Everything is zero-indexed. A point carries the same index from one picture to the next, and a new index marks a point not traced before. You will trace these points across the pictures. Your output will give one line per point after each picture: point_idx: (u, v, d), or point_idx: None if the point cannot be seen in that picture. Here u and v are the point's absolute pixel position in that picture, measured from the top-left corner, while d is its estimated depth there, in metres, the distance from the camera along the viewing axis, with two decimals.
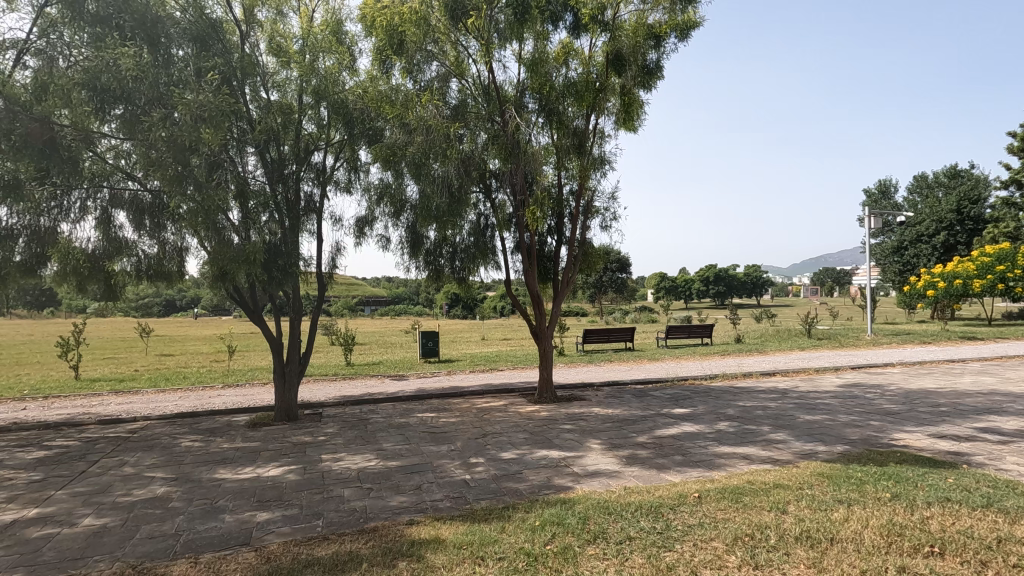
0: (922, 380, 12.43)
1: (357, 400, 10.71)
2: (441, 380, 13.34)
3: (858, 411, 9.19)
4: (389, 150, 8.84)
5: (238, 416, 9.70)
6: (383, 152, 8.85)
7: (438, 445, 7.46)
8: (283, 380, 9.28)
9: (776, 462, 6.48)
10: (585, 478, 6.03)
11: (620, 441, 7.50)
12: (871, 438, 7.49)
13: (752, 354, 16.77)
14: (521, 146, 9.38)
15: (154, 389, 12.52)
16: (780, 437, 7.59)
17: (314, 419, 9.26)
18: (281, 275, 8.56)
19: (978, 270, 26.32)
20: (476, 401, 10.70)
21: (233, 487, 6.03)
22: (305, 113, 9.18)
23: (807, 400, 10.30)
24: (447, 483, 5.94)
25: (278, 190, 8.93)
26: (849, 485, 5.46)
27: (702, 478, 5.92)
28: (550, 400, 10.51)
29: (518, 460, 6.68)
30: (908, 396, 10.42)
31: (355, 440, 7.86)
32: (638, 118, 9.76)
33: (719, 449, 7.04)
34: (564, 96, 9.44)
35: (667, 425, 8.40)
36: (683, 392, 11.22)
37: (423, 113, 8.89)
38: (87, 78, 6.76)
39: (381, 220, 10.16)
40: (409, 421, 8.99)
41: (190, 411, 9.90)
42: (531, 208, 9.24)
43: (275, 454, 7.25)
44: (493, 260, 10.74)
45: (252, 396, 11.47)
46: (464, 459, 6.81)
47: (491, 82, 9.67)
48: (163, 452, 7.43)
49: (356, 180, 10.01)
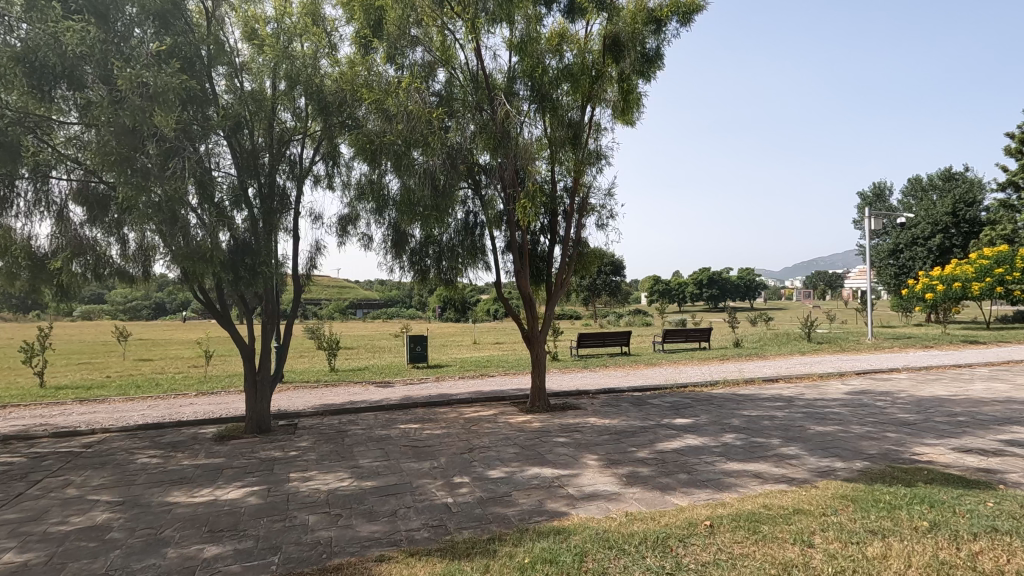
0: (933, 387, 11.84)
1: (337, 409, 10.02)
2: (428, 387, 12.66)
3: (872, 422, 8.60)
4: (367, 138, 8.17)
5: (207, 428, 8.99)
6: (360, 141, 8.19)
7: (420, 461, 6.80)
8: (254, 390, 8.55)
9: (791, 482, 5.86)
10: (582, 502, 5.38)
11: (620, 457, 6.86)
12: (892, 452, 6.89)
13: (752, 359, 16.22)
14: (512, 137, 8.76)
15: (122, 398, 11.77)
16: (792, 452, 6.97)
17: (288, 431, 8.57)
18: (251, 275, 7.94)
19: (977, 273, 25.87)
20: (464, 411, 10.04)
21: (184, 514, 5.34)
22: (278, 102, 8.41)
23: (816, 409, 9.71)
24: (426, 509, 5.28)
25: (249, 183, 8.26)
26: (879, 512, 4.84)
27: (712, 501, 5.29)
28: (544, 409, 9.88)
29: (507, 480, 6.03)
30: (921, 405, 9.84)
31: (329, 456, 7.17)
32: (637, 109, 9.21)
33: (728, 466, 6.42)
34: (558, 82, 8.88)
35: (668, 438, 7.77)
36: (684, 400, 10.61)
37: (406, 100, 8.24)
38: (22, 55, 6.11)
39: (364, 217, 9.53)
40: (391, 433, 8.31)
41: (155, 422, 9.18)
42: (522, 203, 8.60)
43: (238, 473, 6.56)
44: (483, 261, 10.14)
45: (226, 405, 10.78)
46: (447, 478, 6.15)
47: (480, 70, 9.05)
48: (114, 471, 6.70)
49: (336, 174, 9.40)
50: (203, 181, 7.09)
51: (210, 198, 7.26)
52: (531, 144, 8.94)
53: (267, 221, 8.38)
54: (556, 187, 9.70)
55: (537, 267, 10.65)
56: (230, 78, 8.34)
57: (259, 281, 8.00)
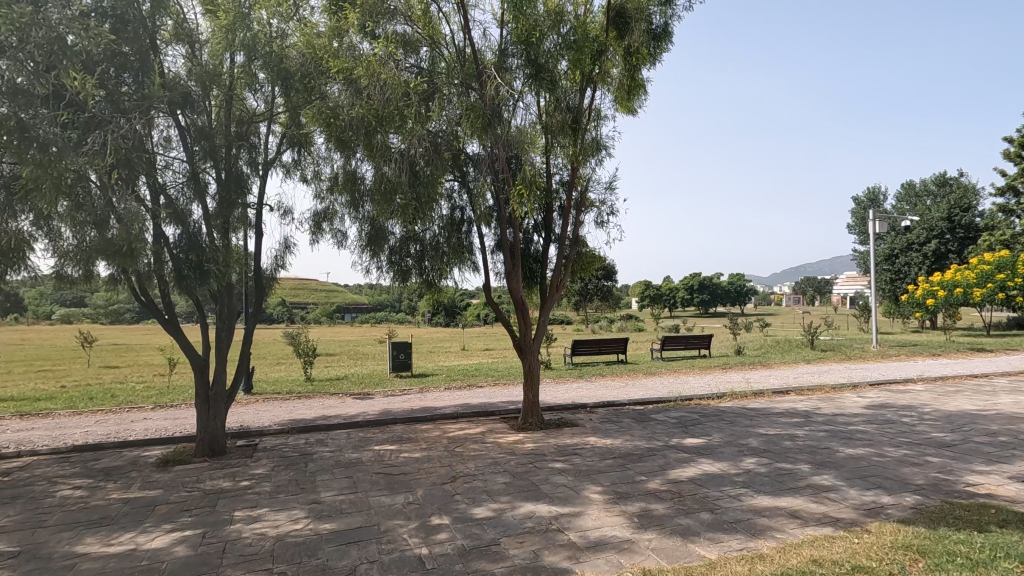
0: (957, 400, 10.97)
1: (305, 427, 8.93)
2: (411, 399, 11.58)
3: (906, 443, 7.66)
4: (329, 113, 7.07)
5: (153, 450, 7.88)
6: (322, 115, 7.07)
7: (392, 495, 5.73)
8: (205, 407, 7.45)
9: (838, 524, 4.87)
10: (588, 554, 4.34)
11: (628, 489, 5.85)
12: (943, 483, 5.93)
13: (756, 368, 15.32)
14: (503, 119, 7.74)
15: (68, 412, 10.57)
16: (828, 482, 5.99)
17: (244, 454, 7.46)
18: (197, 271, 6.93)
19: (977, 278, 25.18)
20: (448, 428, 8.99)
21: (88, 572, 4.24)
22: (240, 81, 7.40)
23: (838, 426, 8.75)
24: (393, 564, 4.22)
25: (201, 169, 7.24)
26: (961, 571, 3.86)
27: (747, 554, 4.29)
28: (537, 426, 8.85)
29: (495, 522, 4.99)
30: (952, 422, 8.92)
31: (286, 487, 6.07)
32: (640, 93, 8.38)
33: (757, 502, 5.42)
34: (555, 58, 7.85)
35: (681, 463, 6.76)
36: (692, 416, 9.61)
37: (380, 70, 7.19)
38: None
39: (340, 212, 8.50)
40: (362, 457, 7.22)
41: (94, 443, 8.04)
42: (516, 192, 7.59)
43: (173, 511, 5.45)
44: (470, 260, 9.18)
45: (182, 422, 9.63)
46: (422, 520, 5.09)
47: (467, 45, 8.05)
48: (23, 508, 5.58)
49: (306, 164, 8.37)
50: (130, 160, 5.90)
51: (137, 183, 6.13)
52: (524, 131, 7.94)
53: (224, 213, 7.32)
54: (552, 179, 8.75)
55: (530, 267, 9.65)
56: (187, 54, 7.34)
57: (207, 281, 6.94)
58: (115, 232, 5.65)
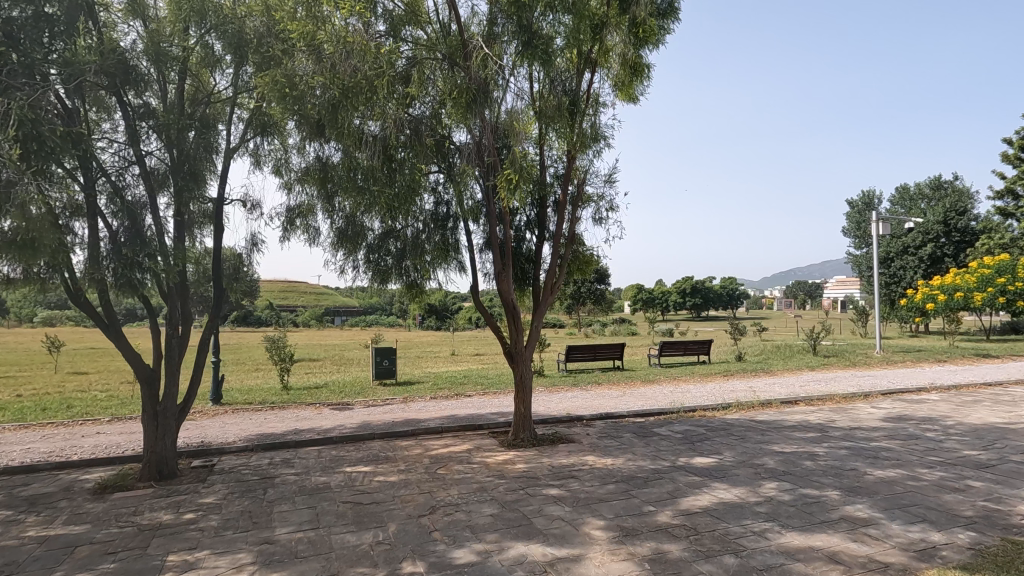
0: (980, 412, 10.21)
1: (270, 444, 8.02)
2: (393, 411, 10.71)
3: (939, 463, 6.89)
4: (286, 82, 6.19)
5: (95, 473, 6.95)
6: (278, 86, 6.19)
7: (359, 533, 4.88)
8: (153, 425, 6.54)
9: (887, 572, 4.07)
10: None
11: (635, 523, 5.03)
12: (995, 515, 5.15)
13: (760, 376, 14.54)
14: (490, 100, 6.90)
15: (15, 426, 9.62)
16: (865, 514, 5.20)
17: (196, 479, 6.55)
18: (136, 269, 6.03)
19: (977, 282, 24.36)
20: (431, 445, 8.13)
21: None
22: (195, 58, 6.62)
23: (860, 442, 7.97)
24: None
25: (148, 152, 6.38)
26: None
27: None
28: (528, 443, 8.01)
29: (478, 570, 4.14)
30: (983, 437, 8.16)
31: (236, 522, 5.19)
32: (644, 74, 7.58)
33: (787, 541, 4.62)
34: (550, 34, 7.07)
35: (693, 490, 5.95)
36: (698, 431, 8.82)
37: (348, 37, 6.35)
38: None
39: (309, 204, 7.63)
40: (331, 482, 6.35)
41: (29, 464, 7.10)
42: (504, 179, 6.73)
43: (94, 555, 4.56)
44: (456, 260, 8.35)
45: (138, 437, 8.69)
46: (392, 567, 4.24)
47: (452, 19, 7.25)
48: None
49: (274, 152, 7.52)
50: (41, 134, 5.10)
51: (54, 165, 5.33)
52: (515, 114, 7.12)
53: (175, 205, 6.45)
54: (546, 171, 7.98)
55: (522, 268, 8.84)
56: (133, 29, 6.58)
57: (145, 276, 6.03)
58: (9, 221, 4.75)
